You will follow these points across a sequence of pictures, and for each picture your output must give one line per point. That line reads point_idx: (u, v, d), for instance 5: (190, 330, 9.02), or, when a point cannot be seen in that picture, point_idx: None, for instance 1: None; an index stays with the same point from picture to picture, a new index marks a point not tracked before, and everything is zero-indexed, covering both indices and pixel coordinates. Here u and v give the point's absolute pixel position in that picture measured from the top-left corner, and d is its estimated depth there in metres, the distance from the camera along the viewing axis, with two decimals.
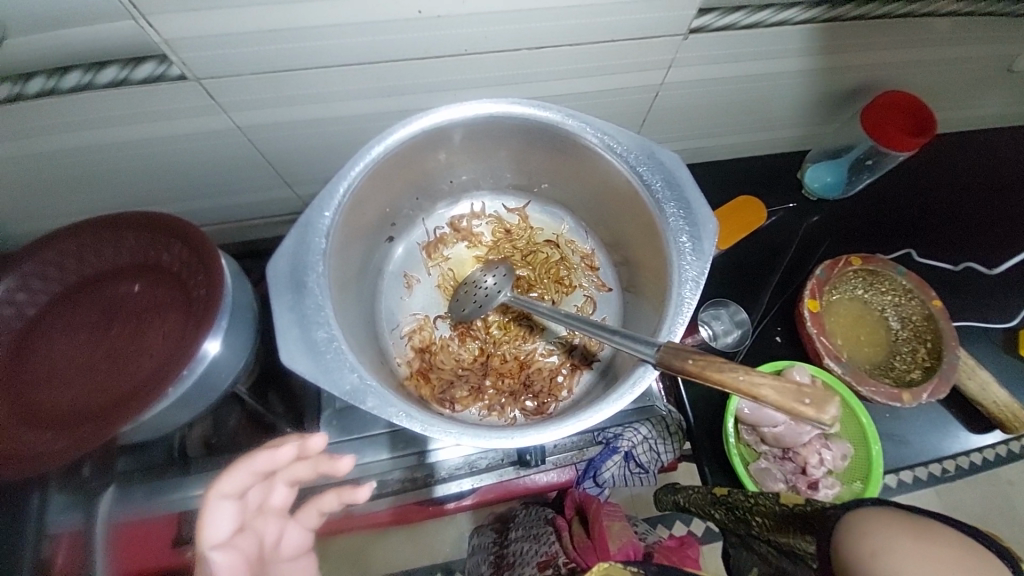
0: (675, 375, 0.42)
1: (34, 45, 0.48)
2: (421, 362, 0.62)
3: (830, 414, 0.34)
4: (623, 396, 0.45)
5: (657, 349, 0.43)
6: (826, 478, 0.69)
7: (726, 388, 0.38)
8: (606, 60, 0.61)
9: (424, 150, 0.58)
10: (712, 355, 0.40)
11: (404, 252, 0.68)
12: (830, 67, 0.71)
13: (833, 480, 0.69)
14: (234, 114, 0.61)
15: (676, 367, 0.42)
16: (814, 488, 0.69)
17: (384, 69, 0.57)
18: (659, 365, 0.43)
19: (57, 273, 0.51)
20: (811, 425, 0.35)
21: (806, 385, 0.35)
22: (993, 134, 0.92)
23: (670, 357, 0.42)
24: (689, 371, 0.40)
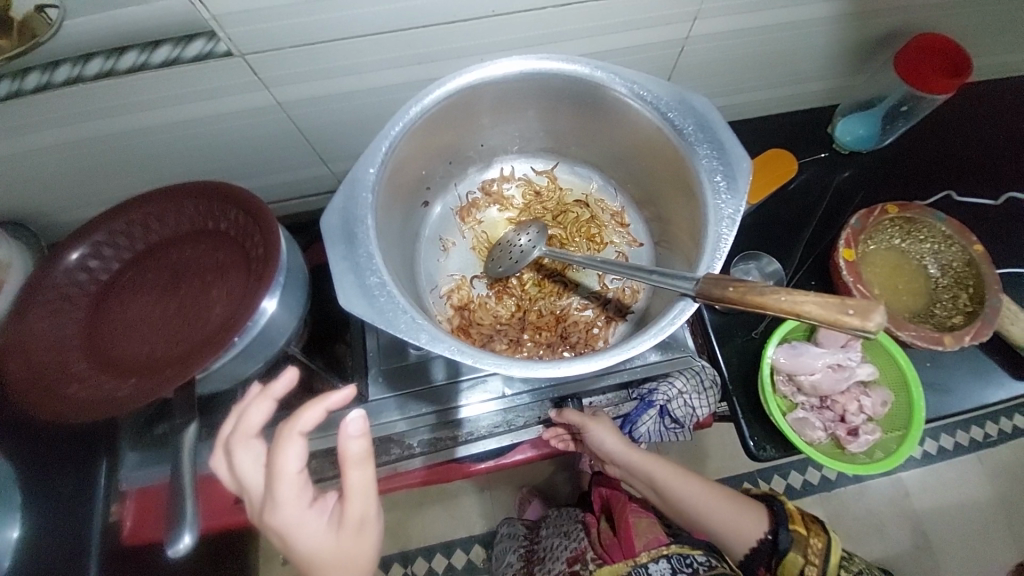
0: (716, 305, 0.43)
1: (97, 27, 0.51)
2: (461, 318, 0.65)
3: (874, 321, 0.35)
4: (664, 328, 0.47)
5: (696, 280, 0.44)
6: (865, 424, 0.70)
7: (769, 311, 0.39)
8: (632, 14, 0.62)
9: (456, 112, 0.60)
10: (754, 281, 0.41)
11: (439, 217, 0.70)
12: (858, 13, 0.70)
13: (873, 427, 0.70)
14: (274, 91, 0.64)
15: (717, 297, 0.43)
16: (854, 434, 0.70)
17: (415, 36, 0.59)
18: (699, 296, 0.44)
19: (126, 241, 0.55)
20: (857, 334, 0.36)
21: (849, 298, 0.36)
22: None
23: (711, 288, 0.43)
24: (731, 299, 0.41)
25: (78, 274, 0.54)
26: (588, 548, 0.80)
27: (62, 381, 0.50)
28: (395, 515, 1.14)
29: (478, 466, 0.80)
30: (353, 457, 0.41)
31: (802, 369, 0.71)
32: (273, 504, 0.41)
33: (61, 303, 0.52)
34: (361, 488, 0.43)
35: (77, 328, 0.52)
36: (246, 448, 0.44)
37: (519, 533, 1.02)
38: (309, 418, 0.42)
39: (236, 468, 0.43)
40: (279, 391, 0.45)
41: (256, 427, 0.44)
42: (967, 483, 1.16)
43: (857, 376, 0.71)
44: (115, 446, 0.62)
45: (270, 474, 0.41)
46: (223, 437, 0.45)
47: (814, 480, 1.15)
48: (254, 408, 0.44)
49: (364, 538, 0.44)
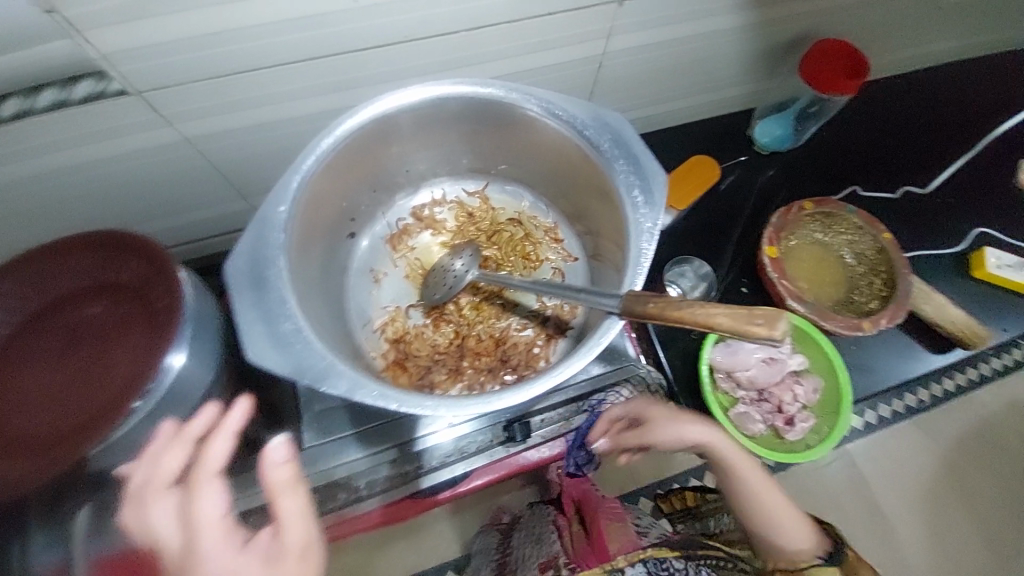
0: (639, 321, 0.43)
1: None
2: (396, 353, 0.63)
3: (780, 329, 0.36)
4: (593, 345, 0.47)
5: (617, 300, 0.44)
6: (800, 412, 0.73)
7: (686, 324, 0.40)
8: (547, 33, 0.62)
9: (374, 140, 0.58)
10: (670, 296, 0.41)
11: (369, 248, 0.68)
12: (760, 22, 0.74)
13: (808, 414, 0.73)
14: (179, 126, 0.60)
15: (638, 313, 0.43)
16: (791, 423, 0.73)
17: (324, 65, 0.57)
18: (622, 314, 0.44)
19: (13, 301, 0.50)
20: (766, 344, 0.36)
21: (757, 307, 0.37)
22: (928, 74, 0.96)
23: (632, 305, 0.43)
24: (651, 314, 0.41)
25: None
26: (561, 552, 0.73)
27: None
28: (363, 552, 1.09)
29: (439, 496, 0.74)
30: (278, 480, 0.38)
31: (738, 364, 0.74)
32: (193, 564, 0.35)
33: None
34: (299, 515, 0.38)
35: None
36: (161, 500, 0.39)
37: (492, 545, 0.99)
38: (220, 450, 0.39)
39: (149, 527, 0.38)
40: (198, 430, 0.43)
41: (174, 475, 0.41)
42: (911, 451, 1.23)
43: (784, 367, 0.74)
44: (20, 529, 0.56)
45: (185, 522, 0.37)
46: (133, 492, 0.40)
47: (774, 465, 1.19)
48: (168, 454, 0.41)
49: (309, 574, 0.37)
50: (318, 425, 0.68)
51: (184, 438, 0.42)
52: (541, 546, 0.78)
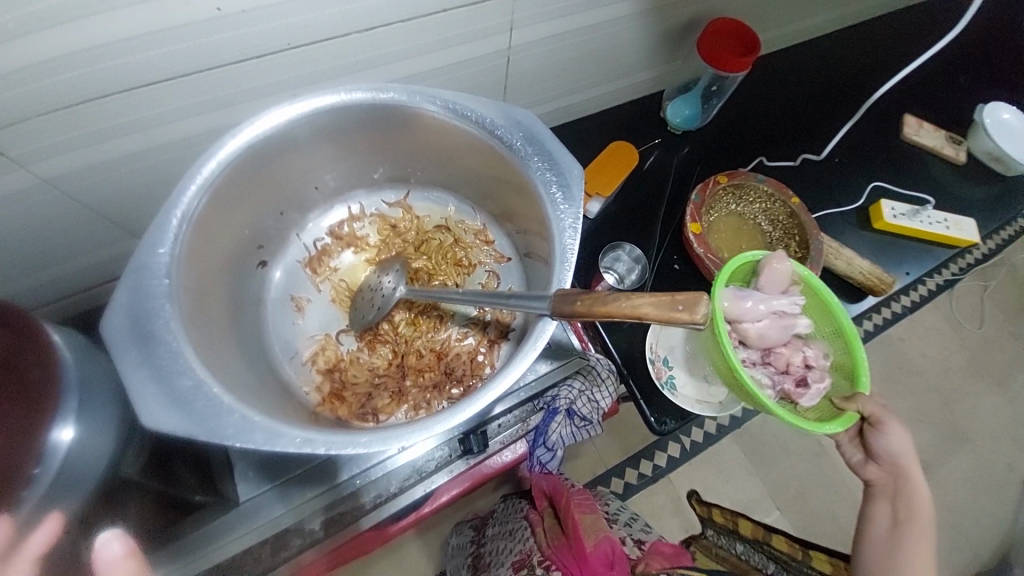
0: (571, 320, 0.43)
1: None
2: (332, 383, 0.58)
3: (701, 312, 0.37)
4: (529, 352, 0.46)
5: (547, 301, 0.43)
6: (812, 372, 0.65)
7: (614, 318, 0.40)
8: (446, 31, 0.60)
9: (269, 159, 0.53)
10: (599, 291, 0.41)
11: (286, 276, 0.62)
12: (657, 6, 0.76)
13: (823, 375, 0.65)
14: (33, 168, 0.51)
15: (570, 312, 0.42)
16: (803, 385, 0.65)
17: (200, 81, 0.51)
18: (555, 315, 0.43)
19: None
20: (689, 328, 0.37)
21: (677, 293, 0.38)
22: (811, 45, 1.04)
23: (563, 304, 0.43)
24: (582, 312, 0.41)
25: None
26: (534, 550, 0.70)
27: None
28: None
29: (399, 521, 0.76)
30: None
31: (746, 316, 0.67)
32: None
33: None
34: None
35: None
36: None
37: (467, 541, 0.92)
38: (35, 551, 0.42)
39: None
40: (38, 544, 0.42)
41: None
42: None
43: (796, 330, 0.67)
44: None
45: None
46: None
47: (727, 422, 1.26)
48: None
49: None
50: (257, 476, 0.62)
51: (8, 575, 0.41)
52: (515, 544, 0.75)
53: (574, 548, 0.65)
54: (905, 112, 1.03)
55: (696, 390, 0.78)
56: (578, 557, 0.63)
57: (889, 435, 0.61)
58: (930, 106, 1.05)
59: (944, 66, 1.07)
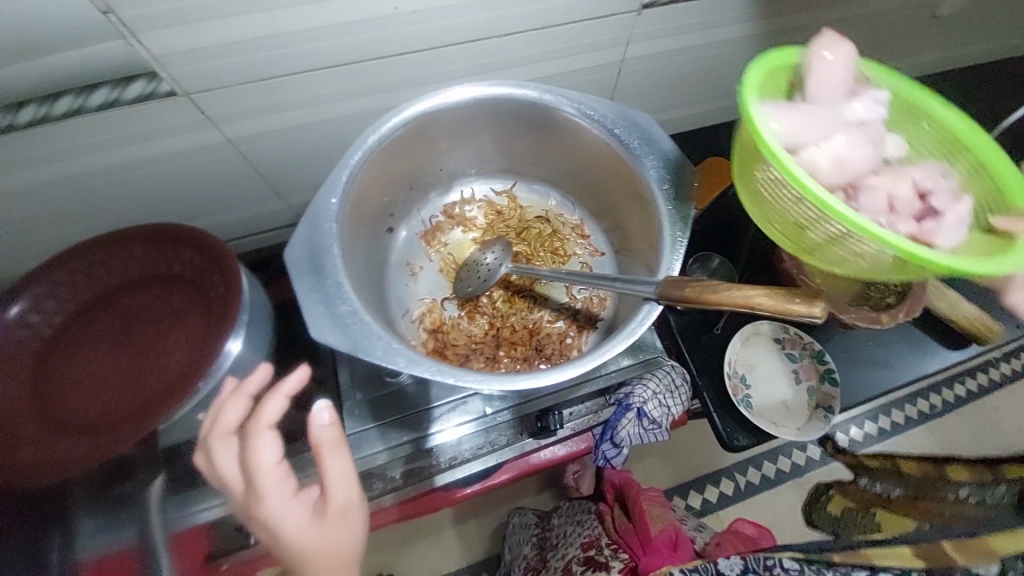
0: (675, 305, 0.47)
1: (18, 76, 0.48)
2: (435, 341, 0.65)
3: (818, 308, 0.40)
4: (630, 330, 0.51)
5: (655, 285, 0.47)
6: None
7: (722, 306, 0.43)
8: (572, 40, 0.66)
9: (412, 138, 0.60)
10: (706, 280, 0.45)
11: (405, 243, 0.70)
12: (770, 31, 0.78)
13: None
14: (223, 127, 0.62)
15: (677, 296, 0.46)
16: None
17: (364, 68, 0.59)
18: (661, 298, 0.47)
19: (69, 291, 0.52)
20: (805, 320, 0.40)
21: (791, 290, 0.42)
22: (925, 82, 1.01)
23: (672, 288, 0.47)
24: (690, 296, 0.45)
25: (14, 329, 0.50)
26: (602, 535, 0.75)
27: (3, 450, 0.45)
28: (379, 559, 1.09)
29: (467, 489, 0.80)
30: (328, 441, 0.42)
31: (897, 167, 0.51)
32: (257, 495, 0.40)
33: None
34: (342, 474, 0.43)
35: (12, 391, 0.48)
36: (224, 443, 0.42)
37: (531, 522, 0.93)
38: (273, 409, 0.42)
39: (213, 463, 0.42)
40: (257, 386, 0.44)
41: (236, 424, 0.43)
42: None
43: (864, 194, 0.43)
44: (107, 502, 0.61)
45: (248, 470, 0.40)
46: (202, 436, 0.44)
47: (786, 468, 1.20)
48: (231, 405, 0.43)
49: (349, 532, 0.43)
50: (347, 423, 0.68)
51: (244, 392, 0.44)
52: (582, 530, 0.79)
53: (640, 530, 0.72)
54: None
55: (773, 411, 0.78)
56: (643, 538, 0.71)
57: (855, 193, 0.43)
58: None
59: None
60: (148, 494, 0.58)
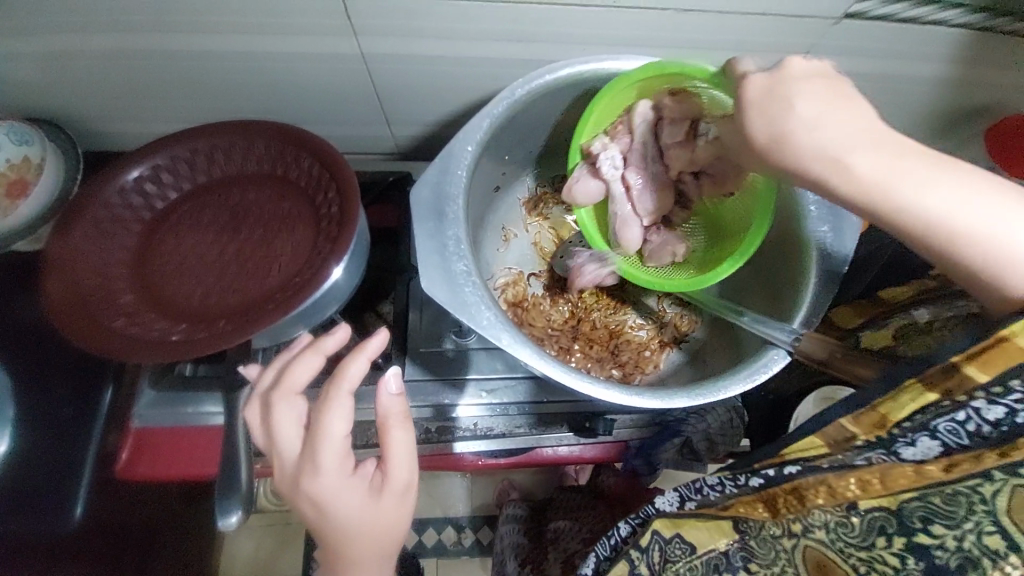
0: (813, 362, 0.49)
1: None
2: (515, 315, 0.62)
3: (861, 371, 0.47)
4: (755, 377, 0.47)
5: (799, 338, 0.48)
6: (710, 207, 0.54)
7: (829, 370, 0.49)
8: (749, 35, 0.59)
9: (553, 101, 0.56)
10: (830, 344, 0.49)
11: (506, 205, 0.67)
12: (969, 79, 0.68)
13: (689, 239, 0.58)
14: (361, 40, 0.59)
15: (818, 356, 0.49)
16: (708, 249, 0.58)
17: (524, 12, 0.54)
18: (798, 351, 0.49)
19: (188, 171, 0.52)
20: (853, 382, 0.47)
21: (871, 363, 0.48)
22: None
23: (817, 349, 0.48)
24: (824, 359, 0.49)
25: (132, 196, 0.50)
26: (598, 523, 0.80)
27: (102, 312, 0.46)
28: None
29: (485, 459, 0.79)
30: (392, 413, 0.46)
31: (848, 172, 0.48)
32: (316, 464, 0.43)
33: (112, 225, 0.49)
34: (402, 450, 0.46)
35: (122, 255, 0.49)
36: (285, 401, 0.45)
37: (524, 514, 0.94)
38: (356, 367, 0.44)
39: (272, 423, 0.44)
40: (329, 347, 0.47)
41: (300, 384, 0.46)
42: None
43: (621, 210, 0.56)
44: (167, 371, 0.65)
45: (314, 430, 0.43)
46: (264, 387, 0.46)
47: None
48: (303, 362, 0.46)
49: (396, 501, 0.46)
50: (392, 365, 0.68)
51: (320, 349, 0.47)
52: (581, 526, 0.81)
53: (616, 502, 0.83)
54: None
55: None
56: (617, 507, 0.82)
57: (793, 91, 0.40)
58: None
59: None
60: (238, 395, 0.53)
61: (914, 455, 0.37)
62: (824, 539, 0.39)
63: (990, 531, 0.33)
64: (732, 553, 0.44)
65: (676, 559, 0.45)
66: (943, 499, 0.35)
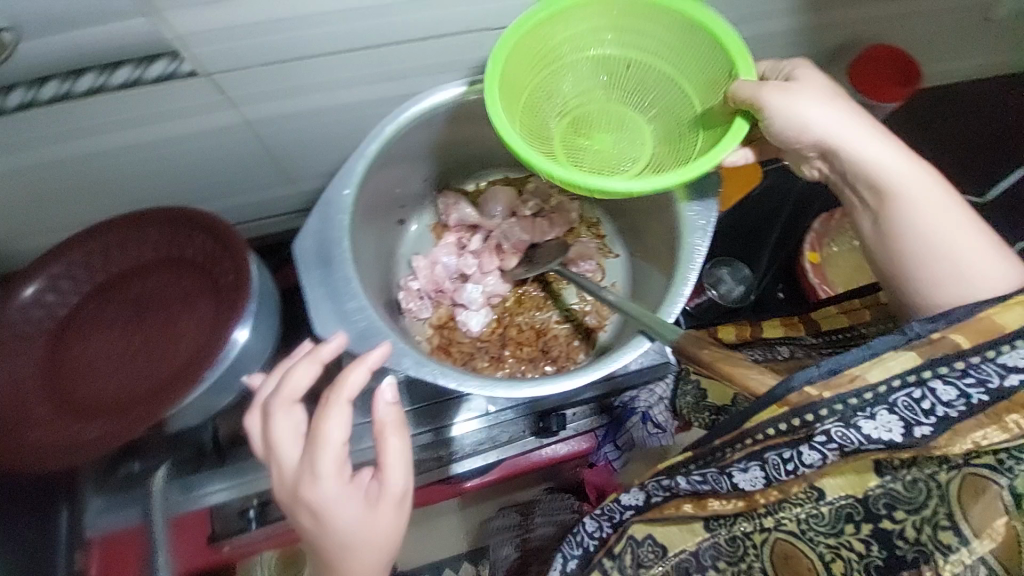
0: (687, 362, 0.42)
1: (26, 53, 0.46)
2: (440, 337, 0.65)
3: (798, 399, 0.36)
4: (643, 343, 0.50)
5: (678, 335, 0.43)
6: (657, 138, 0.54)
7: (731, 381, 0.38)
8: None
9: (427, 127, 0.59)
10: (731, 352, 0.40)
11: (415, 233, 0.70)
12: (820, 23, 0.71)
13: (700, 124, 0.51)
14: (242, 108, 0.61)
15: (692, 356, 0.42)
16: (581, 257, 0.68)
17: (384, 54, 0.57)
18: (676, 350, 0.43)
19: (85, 272, 0.53)
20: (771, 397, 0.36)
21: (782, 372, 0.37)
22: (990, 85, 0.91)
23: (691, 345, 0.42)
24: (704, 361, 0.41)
25: (32, 310, 0.51)
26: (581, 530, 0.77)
27: (21, 427, 0.47)
28: None
29: (466, 484, 0.80)
30: (386, 420, 0.44)
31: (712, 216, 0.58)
32: (314, 475, 0.41)
33: (17, 342, 0.50)
34: (399, 461, 0.43)
35: (30, 368, 0.49)
36: (286, 411, 0.43)
37: (515, 523, 0.93)
38: (356, 380, 0.42)
39: (272, 434, 0.42)
40: (326, 355, 0.44)
41: (299, 392, 0.44)
42: None
43: (465, 296, 0.65)
44: (98, 477, 0.61)
45: (314, 441, 0.41)
46: (262, 399, 0.45)
47: None
48: (301, 370, 0.43)
49: (396, 514, 0.43)
50: None
51: (317, 357, 0.44)
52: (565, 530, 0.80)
53: None
54: None
55: None
56: None
57: (799, 97, 0.44)
58: None
59: None
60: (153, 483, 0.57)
61: (874, 432, 0.33)
62: (795, 531, 0.37)
63: (944, 527, 0.33)
64: (701, 553, 0.41)
65: (648, 563, 0.42)
66: (905, 486, 0.34)
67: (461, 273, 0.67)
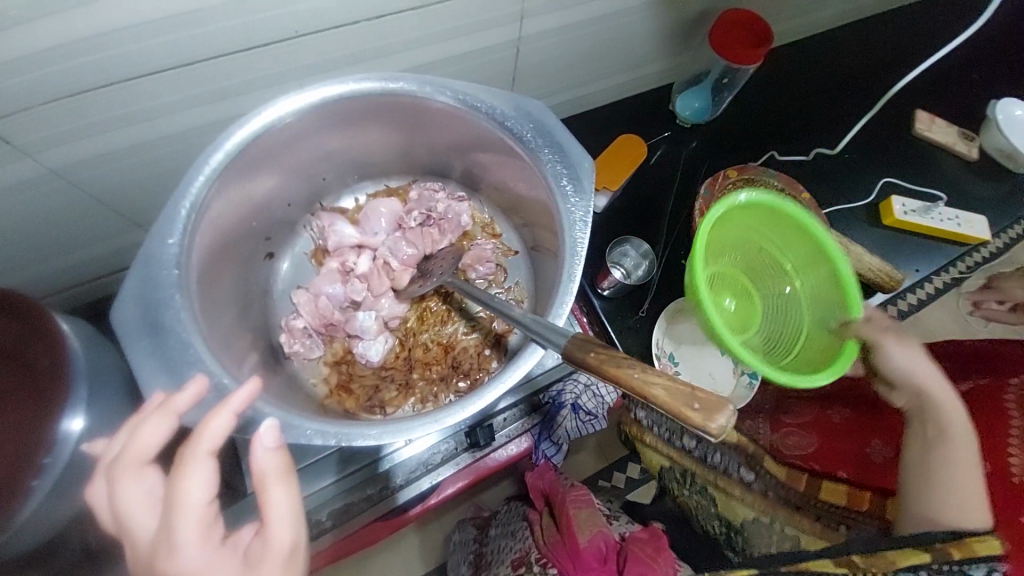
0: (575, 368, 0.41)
1: None
2: (339, 375, 0.59)
3: (716, 423, 0.34)
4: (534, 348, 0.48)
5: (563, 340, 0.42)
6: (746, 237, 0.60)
7: (620, 384, 0.38)
8: (462, 18, 0.55)
9: (272, 152, 0.52)
10: (616, 351, 0.40)
11: (293, 266, 0.63)
12: None
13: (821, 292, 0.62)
14: (40, 157, 0.48)
15: (580, 360, 0.41)
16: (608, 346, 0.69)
17: (200, 71, 0.47)
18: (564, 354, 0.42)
19: None
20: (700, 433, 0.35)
21: (698, 390, 0.36)
22: (854, 30, 0.94)
23: (578, 350, 0.41)
24: (593, 364, 0.39)
25: None
26: (531, 548, 0.68)
27: None
28: None
29: (411, 509, 0.72)
30: (263, 468, 0.34)
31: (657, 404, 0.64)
32: (170, 546, 0.31)
33: None
34: (286, 512, 0.34)
35: None
36: (134, 475, 0.34)
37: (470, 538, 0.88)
38: (217, 427, 0.34)
39: (121, 507, 0.33)
40: (184, 403, 0.37)
41: (154, 451, 0.35)
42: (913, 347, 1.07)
43: (358, 325, 0.59)
44: None
45: (167, 505, 0.32)
46: (108, 462, 0.35)
47: None
48: (149, 425, 0.35)
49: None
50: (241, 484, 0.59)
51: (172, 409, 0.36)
52: (515, 542, 0.73)
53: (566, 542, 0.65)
54: (937, 106, 0.93)
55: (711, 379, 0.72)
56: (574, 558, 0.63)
57: (907, 359, 0.55)
58: (972, 95, 0.95)
59: (980, 35, 0.97)
60: None
61: None
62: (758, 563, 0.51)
63: None
64: None
65: None
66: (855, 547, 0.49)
67: (352, 300, 0.61)
